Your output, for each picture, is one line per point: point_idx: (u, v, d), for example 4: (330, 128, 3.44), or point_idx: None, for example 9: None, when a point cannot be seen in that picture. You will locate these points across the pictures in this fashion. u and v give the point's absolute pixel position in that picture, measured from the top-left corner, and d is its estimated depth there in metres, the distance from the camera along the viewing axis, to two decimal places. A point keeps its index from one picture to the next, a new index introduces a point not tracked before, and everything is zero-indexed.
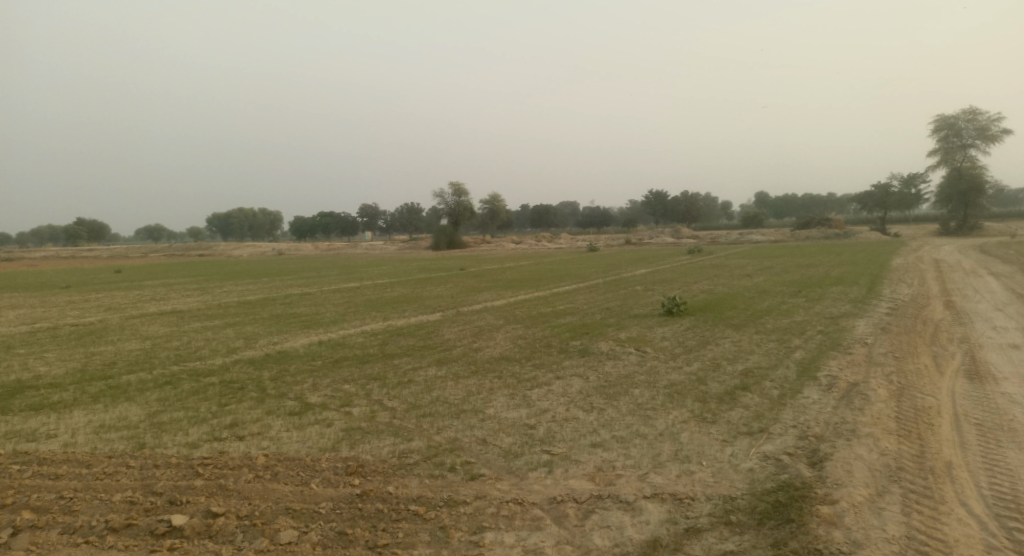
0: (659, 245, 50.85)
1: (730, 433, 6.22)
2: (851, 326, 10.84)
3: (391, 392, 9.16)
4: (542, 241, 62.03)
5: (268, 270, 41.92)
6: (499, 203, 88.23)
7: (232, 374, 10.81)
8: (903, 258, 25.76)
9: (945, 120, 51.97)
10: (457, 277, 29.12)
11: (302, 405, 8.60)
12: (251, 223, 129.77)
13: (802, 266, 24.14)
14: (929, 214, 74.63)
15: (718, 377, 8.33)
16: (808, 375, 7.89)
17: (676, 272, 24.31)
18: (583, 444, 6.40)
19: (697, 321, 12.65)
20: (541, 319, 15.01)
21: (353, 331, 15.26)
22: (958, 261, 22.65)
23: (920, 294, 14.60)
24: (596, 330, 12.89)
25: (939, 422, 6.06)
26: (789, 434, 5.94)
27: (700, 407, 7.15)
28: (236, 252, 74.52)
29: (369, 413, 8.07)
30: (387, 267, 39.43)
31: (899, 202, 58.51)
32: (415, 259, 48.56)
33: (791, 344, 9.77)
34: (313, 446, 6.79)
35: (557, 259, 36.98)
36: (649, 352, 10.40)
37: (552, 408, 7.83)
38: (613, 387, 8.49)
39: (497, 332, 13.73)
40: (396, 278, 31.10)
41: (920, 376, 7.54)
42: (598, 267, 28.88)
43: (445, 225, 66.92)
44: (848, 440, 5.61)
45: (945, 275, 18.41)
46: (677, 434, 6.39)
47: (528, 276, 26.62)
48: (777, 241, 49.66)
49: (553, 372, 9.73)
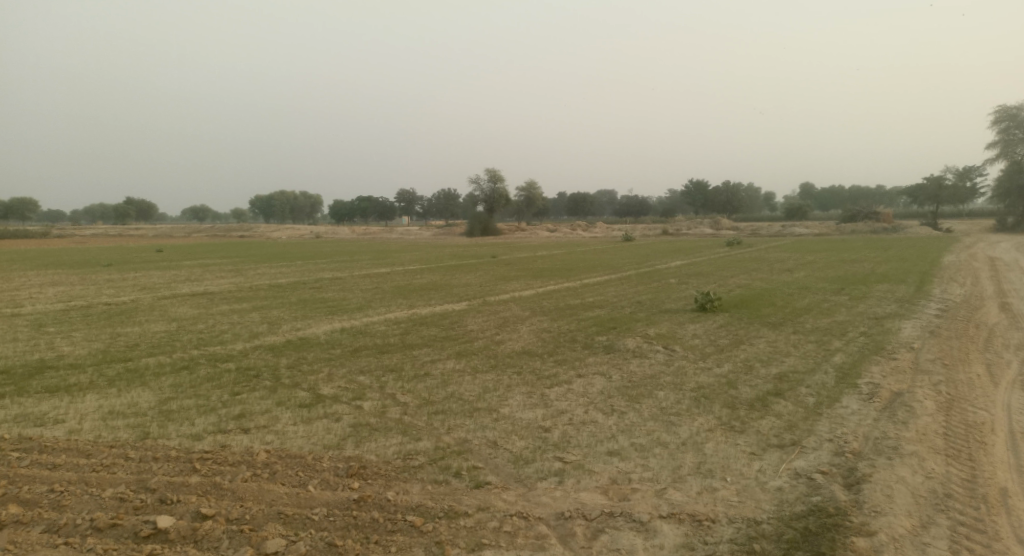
0: (697, 236, 49.57)
1: (759, 446, 5.72)
2: (897, 328, 10.05)
3: (406, 386, 8.95)
4: (576, 230, 61.18)
5: (303, 253, 42.57)
6: (535, 191, 87.72)
7: (250, 361, 10.80)
8: (955, 255, 24.29)
9: (1006, 110, 48.99)
10: (487, 264, 28.85)
11: (313, 397, 8.48)
12: (292, 206, 132.53)
13: (845, 261, 22.99)
14: (985, 209, 70.84)
15: (749, 381, 7.79)
16: (847, 382, 7.28)
17: (712, 264, 23.53)
18: (598, 451, 6.02)
19: (730, 319, 12.01)
20: (567, 311, 14.59)
21: (377, 318, 15.17)
22: (1017, 261, 21.18)
23: (974, 294, 13.59)
24: (623, 325, 12.42)
25: (995, 438, 5.38)
26: (824, 450, 5.40)
27: (728, 415, 6.64)
28: (274, 234, 76.21)
29: (380, 409, 7.91)
30: (418, 253, 39.41)
31: (954, 196, 55.44)
32: (447, 245, 48.55)
33: (830, 347, 9.12)
34: (317, 442, 6.72)
35: (591, 248, 36.41)
36: (677, 350, 9.88)
37: (570, 409, 7.46)
38: (636, 388, 8.04)
39: (521, 325, 13.40)
40: (426, 264, 31.10)
41: (973, 386, 6.84)
42: (632, 258, 28.21)
43: (481, 212, 66.72)
44: (891, 457, 5.04)
45: (1002, 275, 17.18)
46: (701, 444, 5.92)
47: (558, 266, 26.15)
48: (821, 234, 47.80)
49: (574, 369, 9.34)
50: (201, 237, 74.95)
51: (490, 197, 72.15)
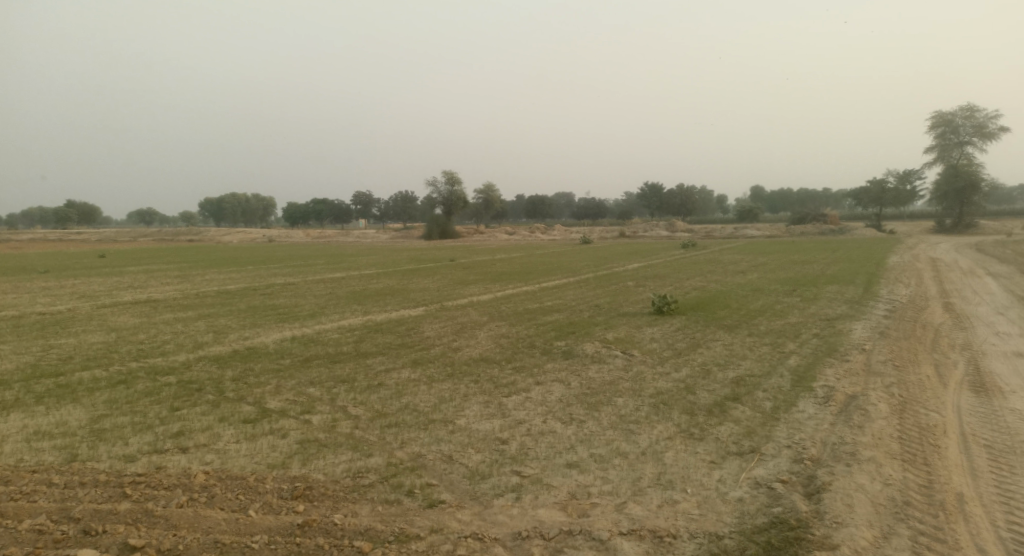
0: (653, 238, 50.40)
1: (718, 454, 5.64)
2: (848, 330, 10.26)
3: (359, 398, 8.56)
4: (535, 232, 61.33)
5: (255, 258, 41.16)
6: (494, 194, 87.56)
7: (193, 374, 10.17)
8: (898, 256, 25.27)
9: (942, 116, 51.45)
10: (445, 268, 28.47)
11: (259, 411, 8.01)
12: (244, 209, 128.43)
13: (796, 262, 23.64)
14: (923, 211, 74.54)
15: (708, 385, 7.75)
16: (803, 385, 7.32)
17: (669, 266, 23.82)
18: (557, 464, 5.83)
19: (687, 322, 12.06)
20: (526, 316, 14.40)
21: (330, 326, 14.63)
22: (956, 261, 22.17)
23: (918, 295, 14.09)
24: (582, 329, 12.32)
25: (947, 441, 5.45)
26: (783, 457, 5.36)
27: (687, 422, 6.56)
28: (225, 238, 73.58)
29: (330, 423, 7.51)
30: (375, 257, 38.61)
31: (895, 199, 58.08)
32: (405, 249, 47.86)
33: (785, 349, 9.22)
34: (261, 461, 6.28)
35: (551, 251, 36.44)
36: (636, 355, 9.81)
37: (528, 419, 7.25)
38: (595, 396, 7.90)
39: (479, 330, 13.14)
40: (383, 268, 30.47)
41: (923, 388, 6.96)
42: (591, 261, 28.32)
43: (439, 215, 66.03)
44: (849, 464, 5.02)
45: (942, 275, 17.93)
46: (661, 454, 5.79)
47: (517, 269, 25.99)
48: (772, 236, 49.27)
49: (532, 376, 9.15)
50: (148, 241, 71.70)
51: (450, 200, 71.57)
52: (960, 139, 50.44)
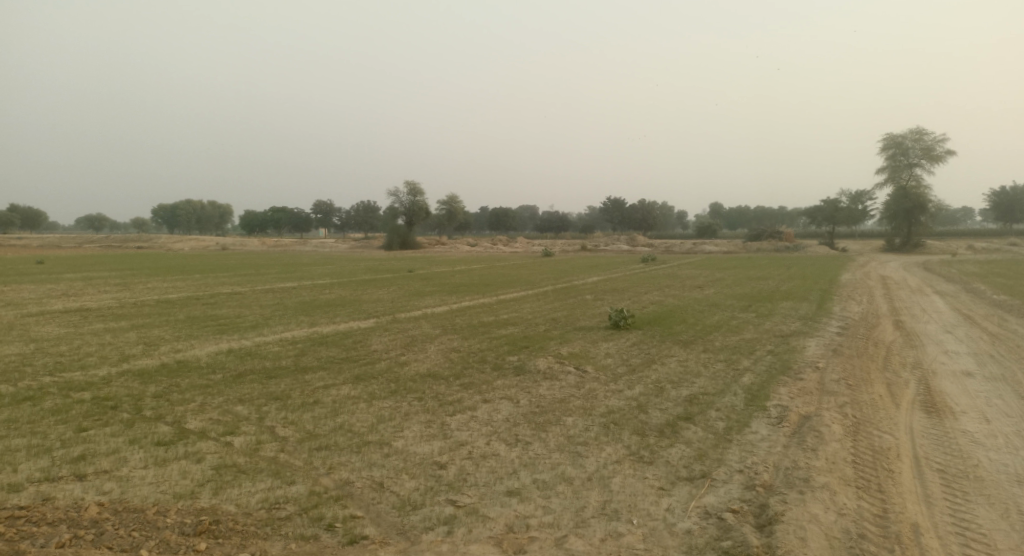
0: (614, 252, 50.68)
1: (667, 479, 5.28)
2: (801, 347, 10.17)
3: (289, 417, 7.91)
4: (497, 245, 60.92)
5: (204, 266, 39.42)
6: (457, 205, 87.05)
7: (110, 390, 9.27)
8: (850, 274, 25.83)
9: (893, 139, 53.51)
10: (402, 279, 27.73)
11: (176, 433, 7.28)
12: (199, 216, 124.14)
13: (752, 278, 23.91)
14: (873, 231, 77.58)
15: (660, 404, 7.45)
16: (756, 404, 7.07)
17: (628, 280, 23.77)
18: (496, 492, 5.38)
19: (643, 337, 11.80)
20: (480, 329, 13.93)
21: (272, 338, 13.82)
22: (905, 279, 22.72)
23: (870, 312, 14.25)
24: (536, 344, 11.91)
25: (900, 465, 5.22)
26: (733, 483, 5.04)
27: (637, 443, 6.21)
28: (176, 245, 70.79)
29: (253, 446, 6.85)
30: (331, 267, 37.48)
31: (846, 217, 60.07)
32: (365, 259, 46.78)
33: (739, 366, 9.03)
34: (168, 490, 5.57)
35: (512, 263, 36.20)
36: (589, 371, 9.46)
37: (470, 440, 6.79)
38: (544, 415, 7.48)
39: (429, 344, 12.58)
40: (338, 278, 29.55)
41: (876, 409, 6.80)
42: (551, 273, 28.10)
43: (400, 225, 65.14)
44: (802, 492, 4.73)
45: (893, 293, 18.28)
46: (607, 479, 5.41)
47: (476, 281, 25.52)
48: (729, 252, 50.29)
49: (480, 394, 8.68)
50: (95, 247, 68.51)
51: (411, 210, 70.47)
52: (909, 160, 52.51)
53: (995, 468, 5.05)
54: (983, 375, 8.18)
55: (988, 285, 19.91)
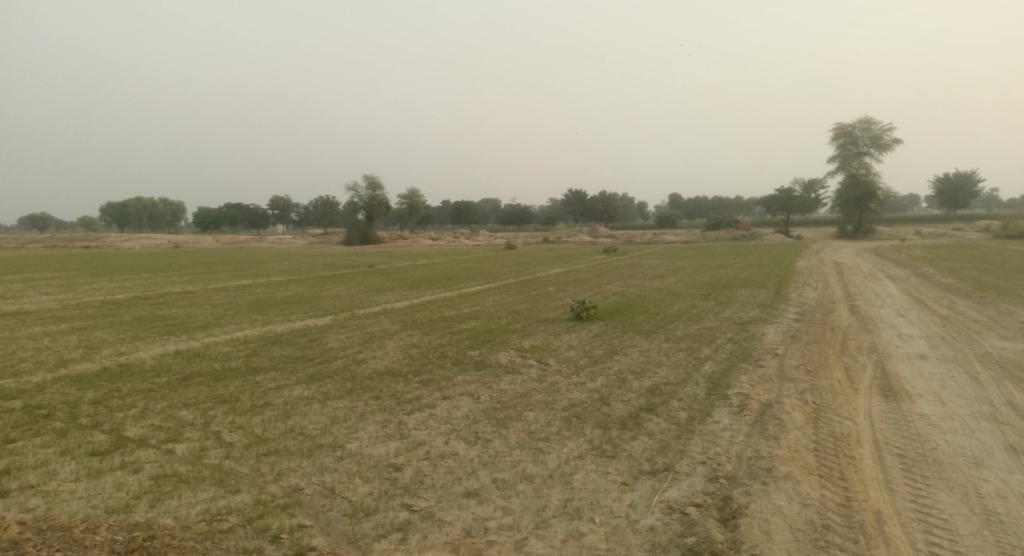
0: (576, 244, 50.93)
1: (630, 474, 5.15)
2: (760, 334, 10.25)
3: (238, 422, 7.48)
4: (459, 238, 60.31)
5: (153, 265, 37.79)
6: (418, 199, 86.11)
7: (44, 397, 8.63)
8: (805, 260, 26.51)
9: (842, 128, 55.28)
10: (362, 275, 27.14)
11: (113, 441, 6.77)
12: (149, 214, 119.29)
13: (711, 267, 24.26)
14: (826, 218, 80.27)
15: (622, 395, 7.33)
16: (717, 393, 7.03)
17: (590, 271, 23.81)
18: (453, 494, 5.15)
19: (606, 328, 11.72)
20: (441, 324, 13.63)
21: (223, 338, 13.20)
22: (858, 266, 23.46)
23: (826, 298, 14.57)
24: (498, 337, 11.71)
25: (861, 452, 5.21)
26: (697, 475, 4.94)
27: (599, 437, 6.07)
28: (124, 244, 67.73)
29: (197, 453, 6.42)
30: (288, 264, 36.44)
31: (800, 206, 61.81)
32: (324, 255, 45.72)
33: (700, 355, 9.02)
34: (99, 504, 5.14)
35: (475, 257, 35.95)
36: (551, 364, 9.30)
37: (428, 440, 6.52)
38: (505, 410, 7.28)
39: (388, 341, 12.23)
40: (296, 275, 28.71)
41: (835, 395, 6.83)
42: (514, 266, 27.96)
43: (360, 221, 64.01)
44: (765, 483, 4.65)
45: (847, 279, 18.79)
46: (569, 476, 5.24)
47: (438, 275, 25.15)
48: (689, 241, 51.18)
49: (440, 391, 8.41)
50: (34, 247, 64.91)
51: (371, 204, 69.13)
52: (859, 149, 54.36)
53: (952, 451, 5.09)
54: (936, 357, 8.36)
55: (935, 270, 20.64)
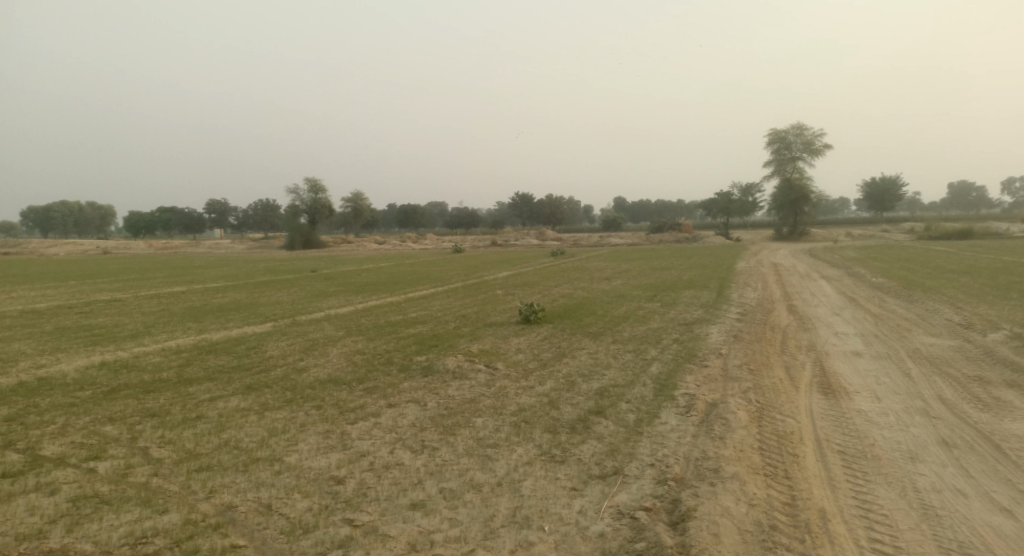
0: (525, 247, 51.09)
1: (579, 479, 5.07)
2: (705, 334, 10.46)
3: (167, 436, 6.97)
4: (406, 242, 59.45)
5: (75, 271, 35.30)
6: (364, 202, 84.45)
7: None
8: (744, 262, 27.46)
9: (778, 133, 57.82)
10: (305, 280, 26.24)
11: (25, 461, 6.16)
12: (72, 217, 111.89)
13: (656, 269, 24.79)
14: (763, 221, 83.87)
15: (572, 399, 7.28)
16: (665, 394, 7.08)
17: (539, 274, 23.87)
18: (398, 507, 4.93)
19: (555, 331, 11.69)
20: (386, 329, 13.26)
21: (153, 348, 12.39)
22: (794, 266, 24.53)
23: (765, 298, 15.09)
24: (446, 342, 11.49)
25: (803, 450, 5.33)
26: (646, 478, 4.91)
27: (549, 442, 5.98)
28: (43, 249, 63.19)
29: (120, 471, 5.92)
30: (226, 269, 34.82)
31: (738, 209, 64.24)
32: (264, 259, 44.04)
33: (647, 356, 9.11)
34: (4, 532, 4.62)
35: (422, 260, 35.45)
36: (499, 368, 9.17)
37: (372, 450, 6.26)
38: (453, 417, 7.09)
39: (332, 347, 11.79)
40: (235, 280, 27.47)
41: (776, 393, 7.01)
42: (463, 269, 27.74)
43: (303, 225, 62.11)
44: (713, 484, 4.67)
45: (784, 279, 19.57)
46: (519, 483, 5.11)
47: (385, 279, 24.62)
48: (634, 244, 52.26)
49: (385, 398, 8.12)
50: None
51: (314, 207, 67.17)
52: (793, 154, 56.94)
53: (888, 446, 5.27)
54: (870, 355, 8.74)
55: (864, 270, 21.78)
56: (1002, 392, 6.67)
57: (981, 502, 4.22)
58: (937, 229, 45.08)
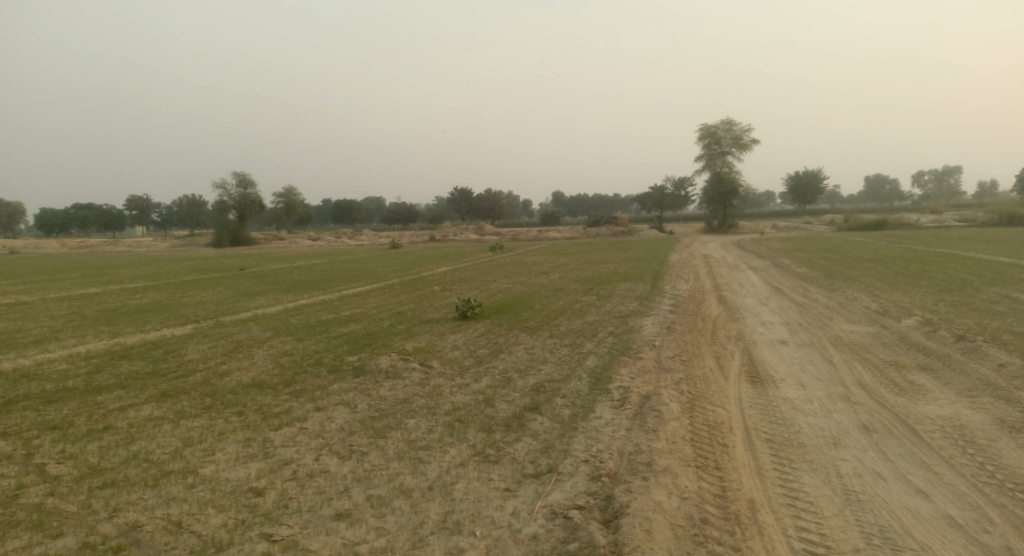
0: (463, 242, 50.67)
1: (513, 479, 4.93)
2: (640, 326, 10.58)
3: (67, 450, 6.31)
4: (341, 238, 57.81)
5: None
6: (297, 197, 81.59)
7: None
8: (677, 254, 28.28)
9: (708, 128, 59.98)
10: (232, 278, 24.93)
11: None
12: None
13: (592, 262, 25.11)
14: (695, 215, 86.92)
15: (507, 396, 7.14)
16: (599, 388, 7.06)
17: (477, 269, 23.70)
18: (322, 518, 4.62)
19: (491, 326, 11.53)
20: (317, 328, 12.69)
21: (57, 354, 11.33)
22: (724, 258, 25.44)
23: (697, 289, 15.52)
24: (379, 340, 11.11)
25: (733, 439, 5.41)
26: (580, 475, 4.83)
27: (483, 441, 5.81)
28: None
29: (9, 493, 5.28)
30: (144, 268, 32.60)
31: (671, 203, 66.31)
32: (188, 257, 41.67)
33: (583, 349, 9.10)
34: None
35: (358, 257, 34.51)
36: (434, 366, 8.92)
37: (296, 458, 5.89)
38: (384, 419, 6.79)
39: (257, 349, 11.15)
40: (154, 280, 25.73)
41: (707, 383, 7.13)
42: (400, 265, 27.16)
43: (230, 221, 59.22)
44: (645, 478, 4.63)
45: (715, 271, 20.23)
46: (451, 487, 4.92)
47: (318, 276, 23.73)
48: (572, 238, 52.91)
49: (313, 401, 7.70)
50: None
51: (242, 202, 64.10)
52: (722, 148, 59.19)
53: (813, 433, 5.43)
54: (794, 343, 9.08)
55: (788, 260, 22.84)
56: (915, 376, 7.05)
57: (898, 485, 4.38)
58: (854, 220, 47.96)
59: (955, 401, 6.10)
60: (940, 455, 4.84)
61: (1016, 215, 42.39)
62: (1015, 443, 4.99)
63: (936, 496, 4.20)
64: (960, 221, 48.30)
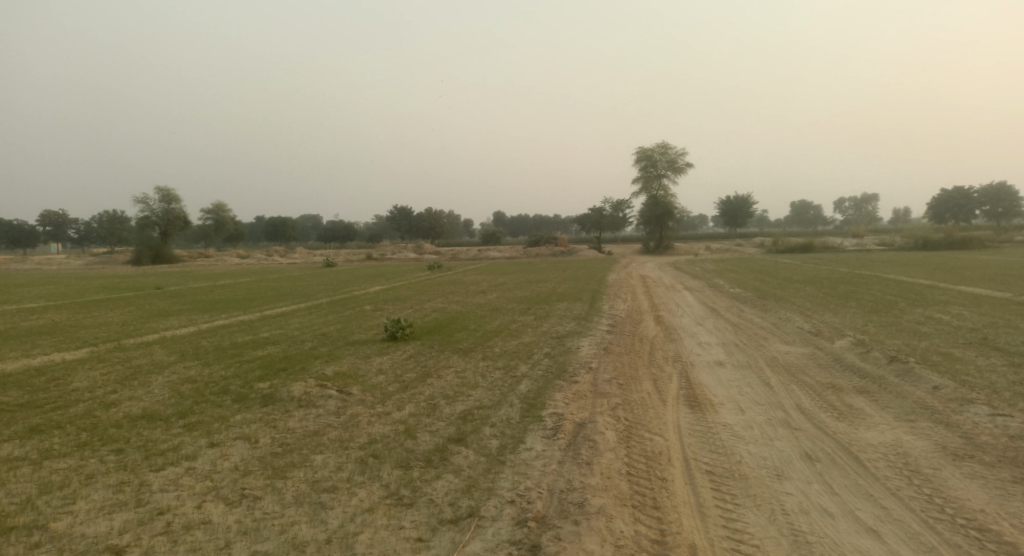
0: (402, 261, 49.34)
1: (428, 526, 4.26)
2: (576, 348, 10.15)
3: None
4: (274, 257, 55.30)
5: None
6: (227, 214, 77.95)
7: None
8: (615, 274, 28.34)
9: (645, 152, 61.58)
10: (146, 297, 22.98)
11: None
12: None
13: (532, 282, 24.77)
14: (634, 236, 89.14)
15: (431, 425, 6.47)
16: (531, 415, 6.51)
17: (414, 288, 22.91)
18: None
19: (421, 348, 10.80)
20: (230, 352, 11.56)
21: None
22: (661, 278, 25.72)
23: (635, 309, 15.35)
24: (297, 364, 10.16)
25: (671, 472, 4.96)
26: (503, 519, 4.23)
27: (398, 480, 5.11)
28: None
29: None
30: (46, 287, 29.65)
31: (610, 225, 67.51)
32: (99, 276, 38.42)
33: (517, 373, 8.54)
34: None
35: (289, 275, 32.85)
36: (354, 393, 8.11)
37: (175, 505, 4.99)
38: (288, 456, 5.95)
39: (157, 375, 9.95)
40: (55, 300, 23.31)
41: (645, 409, 6.71)
42: (333, 284, 25.92)
43: (152, 237, 55.59)
44: (577, 522, 4.09)
45: (652, 291, 20.31)
46: (355, 537, 4.20)
47: (242, 295, 22.21)
48: (513, 257, 52.80)
49: (208, 436, 6.74)
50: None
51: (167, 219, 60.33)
52: (658, 172, 60.85)
53: (755, 463, 5.06)
54: (731, 364, 8.87)
55: (724, 281, 23.28)
56: (854, 399, 6.88)
57: (847, 522, 4.03)
58: (783, 243, 50.24)
59: (895, 426, 5.92)
60: (887, 487, 4.54)
61: (929, 240, 45.62)
62: (960, 472, 4.78)
63: (888, 535, 3.86)
64: (878, 245, 51.57)
